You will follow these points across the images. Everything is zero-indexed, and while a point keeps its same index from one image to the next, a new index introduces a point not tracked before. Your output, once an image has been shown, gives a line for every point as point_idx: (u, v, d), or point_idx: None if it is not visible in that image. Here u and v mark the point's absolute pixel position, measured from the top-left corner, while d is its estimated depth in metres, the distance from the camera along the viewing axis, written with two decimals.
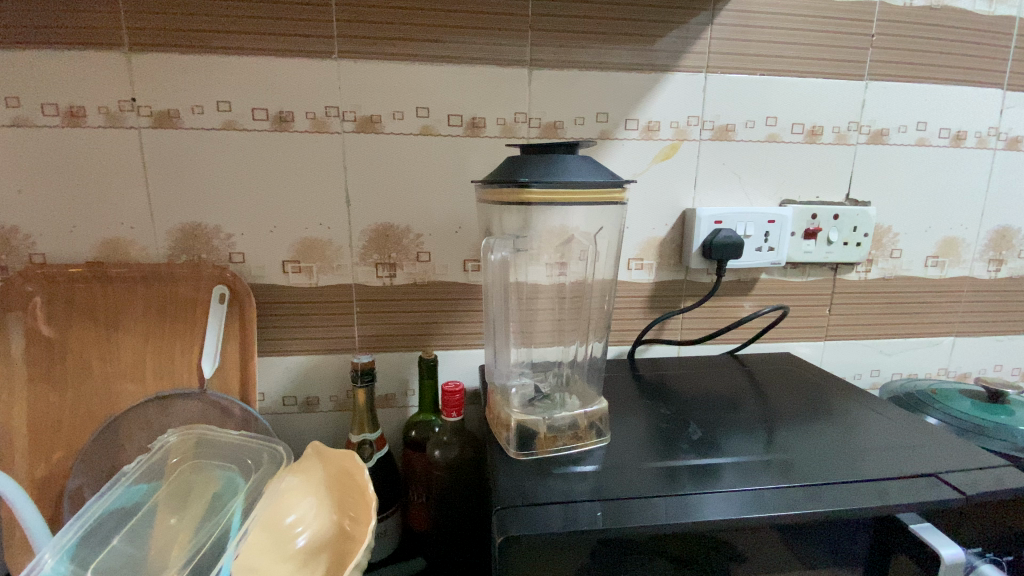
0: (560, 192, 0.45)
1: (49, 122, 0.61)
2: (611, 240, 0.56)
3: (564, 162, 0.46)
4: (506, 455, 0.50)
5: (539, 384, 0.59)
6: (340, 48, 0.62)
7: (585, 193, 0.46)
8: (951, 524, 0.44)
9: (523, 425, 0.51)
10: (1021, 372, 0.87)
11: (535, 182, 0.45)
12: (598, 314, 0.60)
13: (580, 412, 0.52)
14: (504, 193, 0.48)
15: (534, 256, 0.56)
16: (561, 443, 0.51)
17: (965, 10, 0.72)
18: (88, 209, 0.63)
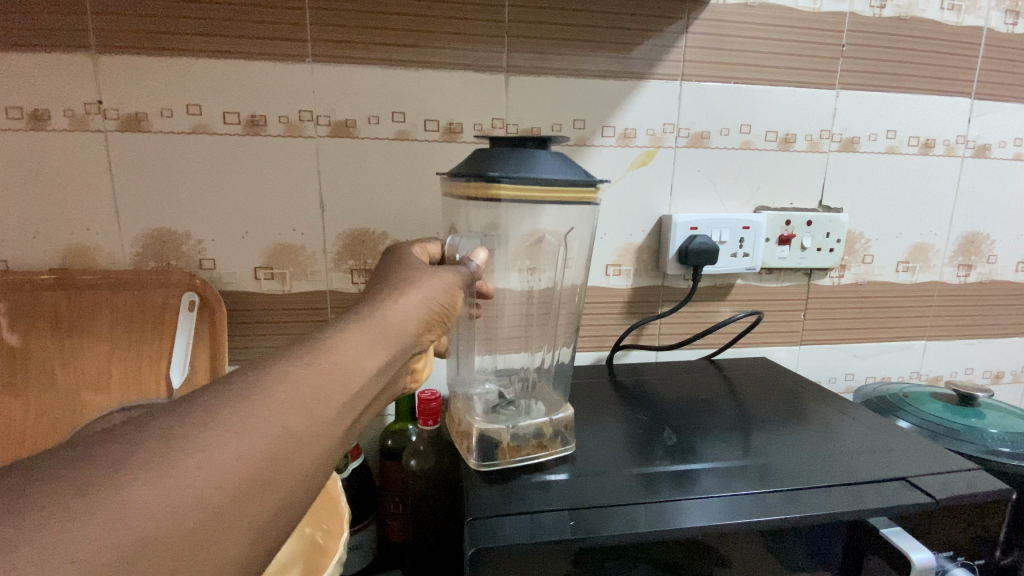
0: (528, 189, 0.45)
1: (12, 124, 0.59)
2: (582, 239, 0.55)
3: (535, 158, 0.46)
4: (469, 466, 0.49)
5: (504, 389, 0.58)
6: (314, 51, 0.62)
7: (551, 190, 0.45)
8: (923, 528, 0.44)
9: (485, 434, 0.49)
10: (991, 375, 0.89)
11: (504, 178, 0.44)
12: (566, 320, 0.60)
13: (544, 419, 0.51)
14: (473, 188, 0.47)
15: (506, 256, 0.55)
16: (524, 453, 0.50)
17: (933, 21, 0.74)
18: (51, 215, 0.61)
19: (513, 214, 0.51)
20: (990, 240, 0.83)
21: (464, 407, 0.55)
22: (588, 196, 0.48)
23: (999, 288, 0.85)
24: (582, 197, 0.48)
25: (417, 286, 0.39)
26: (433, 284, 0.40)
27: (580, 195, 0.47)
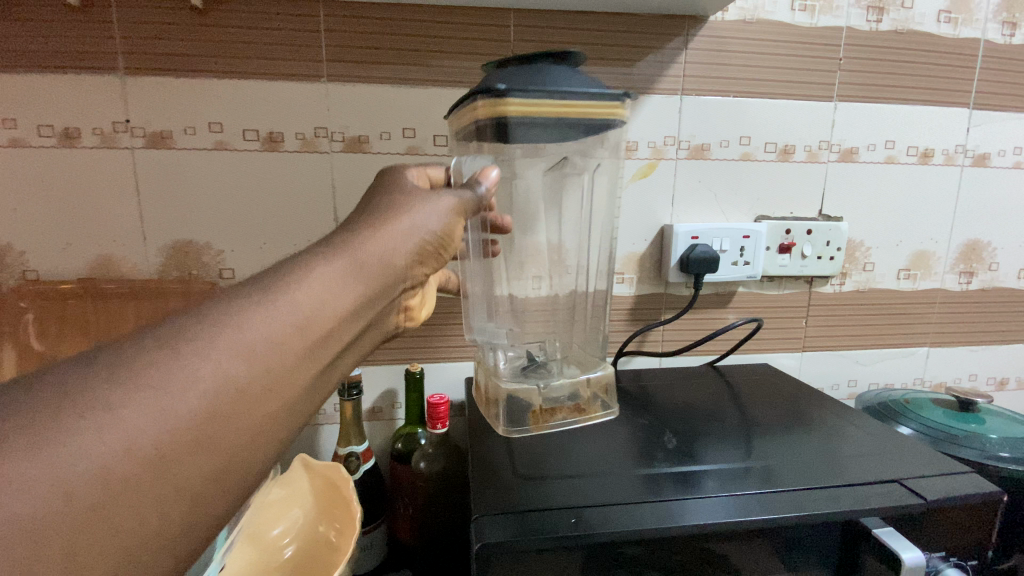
0: (535, 104, 0.42)
1: (45, 143, 0.63)
2: (609, 180, 0.55)
3: (550, 72, 0.42)
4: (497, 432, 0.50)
5: (534, 352, 0.57)
6: (329, 72, 0.65)
7: (563, 107, 0.42)
8: (913, 529, 0.45)
9: (514, 397, 0.50)
10: (995, 382, 0.89)
11: (511, 91, 0.41)
12: (592, 326, 0.60)
13: (576, 384, 0.51)
14: (479, 109, 0.43)
15: (523, 269, 0.60)
16: (556, 418, 0.50)
17: (929, 34, 0.75)
18: (80, 227, 0.65)
19: (529, 188, 0.55)
20: (992, 248, 0.84)
21: (489, 368, 0.54)
22: (604, 113, 0.43)
23: (1001, 295, 0.86)
24: (597, 115, 0.43)
25: (415, 215, 0.39)
26: (432, 210, 0.40)
27: (595, 113, 0.43)
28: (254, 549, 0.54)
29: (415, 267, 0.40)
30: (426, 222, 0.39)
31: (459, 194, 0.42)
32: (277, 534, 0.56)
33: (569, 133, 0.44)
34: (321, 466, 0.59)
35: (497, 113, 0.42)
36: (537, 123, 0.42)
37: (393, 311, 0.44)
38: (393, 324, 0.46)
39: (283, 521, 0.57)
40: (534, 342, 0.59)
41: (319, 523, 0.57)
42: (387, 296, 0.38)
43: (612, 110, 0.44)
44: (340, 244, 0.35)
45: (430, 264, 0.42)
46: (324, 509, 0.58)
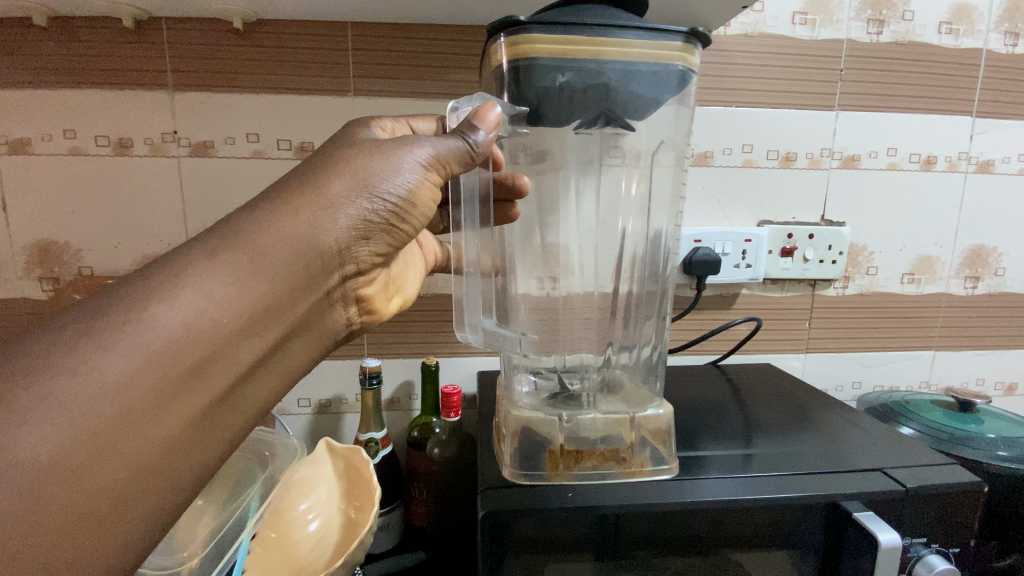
0: (565, 38, 0.41)
1: (101, 151, 0.69)
2: (667, 169, 0.51)
3: (579, 12, 0.42)
4: (506, 476, 0.49)
5: (568, 380, 0.55)
6: (356, 87, 0.70)
7: (595, 43, 0.41)
8: (892, 513, 0.48)
9: (535, 433, 0.50)
10: (1003, 386, 0.90)
11: (540, 25, 0.41)
12: (648, 326, 0.55)
13: (612, 430, 0.50)
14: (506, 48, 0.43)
15: (550, 262, 0.54)
16: (578, 468, 0.49)
17: (931, 45, 0.77)
18: (130, 228, 0.71)
19: (566, 181, 0.52)
20: (998, 253, 0.85)
21: (513, 398, 0.53)
22: (646, 54, 0.43)
23: (1008, 300, 0.87)
24: (636, 57, 0.43)
25: (376, 187, 0.40)
26: (392, 177, 0.40)
27: (632, 53, 0.42)
28: (282, 521, 0.57)
29: (362, 241, 0.41)
30: (386, 193, 0.40)
31: (443, 146, 0.42)
32: (303, 510, 0.59)
33: (603, 77, 0.43)
34: (342, 450, 0.66)
35: (522, 48, 0.42)
36: (564, 63, 0.42)
37: (338, 299, 0.43)
38: (344, 316, 0.44)
39: (309, 497, 0.60)
40: (570, 361, 0.56)
41: (341, 503, 0.61)
42: (331, 269, 0.40)
43: (656, 53, 0.43)
44: (293, 228, 0.36)
45: (382, 239, 0.42)
46: (345, 490, 0.63)
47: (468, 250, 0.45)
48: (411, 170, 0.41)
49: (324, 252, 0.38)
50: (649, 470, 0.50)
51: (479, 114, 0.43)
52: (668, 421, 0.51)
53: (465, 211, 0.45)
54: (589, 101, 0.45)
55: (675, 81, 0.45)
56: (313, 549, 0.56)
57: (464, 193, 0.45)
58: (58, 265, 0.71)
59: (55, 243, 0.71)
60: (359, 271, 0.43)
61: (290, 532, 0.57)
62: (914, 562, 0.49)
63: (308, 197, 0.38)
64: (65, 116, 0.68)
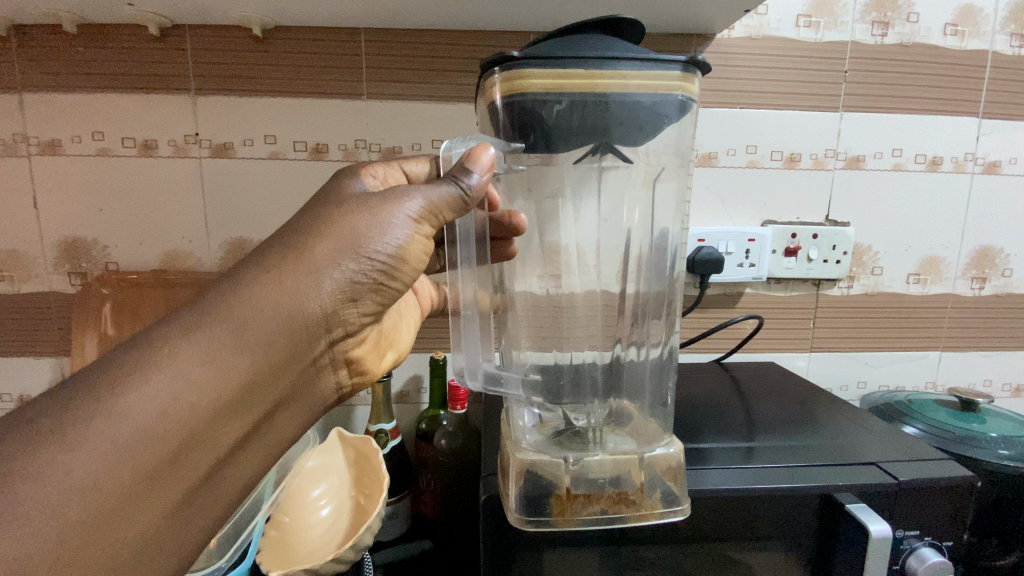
0: (561, 72, 0.41)
1: (127, 152, 0.73)
2: (675, 183, 0.50)
3: (573, 44, 0.42)
4: (512, 523, 0.46)
5: (571, 414, 0.53)
6: (369, 90, 0.73)
7: (593, 76, 0.41)
8: (884, 504, 0.50)
9: (541, 477, 0.46)
10: (1011, 387, 0.90)
11: (535, 59, 0.41)
12: (657, 329, 0.53)
13: (621, 470, 0.47)
14: (502, 82, 0.43)
15: (551, 265, 0.54)
16: (586, 513, 0.46)
17: (936, 46, 0.78)
18: (154, 225, 0.75)
19: (563, 194, 0.52)
20: (1005, 254, 0.85)
21: (516, 437, 0.50)
22: (645, 85, 0.42)
23: (1016, 301, 0.87)
24: (635, 88, 0.42)
25: (364, 248, 0.39)
26: (381, 237, 0.40)
27: (630, 84, 0.42)
28: (298, 506, 0.61)
29: (350, 302, 0.40)
30: (376, 252, 0.39)
31: (435, 194, 0.42)
32: (316, 496, 0.62)
33: (600, 109, 0.43)
34: (354, 440, 0.68)
35: (515, 84, 0.42)
36: (561, 97, 0.42)
37: (328, 364, 0.42)
38: (334, 381, 0.43)
39: (322, 484, 0.64)
40: (573, 391, 0.54)
41: (352, 490, 0.65)
42: (319, 335, 0.39)
43: (655, 83, 0.42)
44: (275, 295, 0.36)
45: (371, 299, 0.42)
46: (356, 478, 0.66)
47: (463, 287, 0.44)
48: (401, 228, 0.40)
49: (309, 319, 0.37)
50: (659, 512, 0.47)
51: (472, 157, 0.43)
52: (679, 458, 0.48)
53: (460, 252, 0.45)
54: (587, 131, 0.44)
55: (675, 109, 0.44)
56: (325, 532, 0.60)
57: (459, 235, 0.45)
58: (86, 260, 0.75)
59: (83, 239, 0.75)
60: (349, 334, 0.42)
61: (304, 515, 0.61)
62: (908, 555, 0.50)
63: (293, 264, 0.37)
64: (93, 119, 0.72)
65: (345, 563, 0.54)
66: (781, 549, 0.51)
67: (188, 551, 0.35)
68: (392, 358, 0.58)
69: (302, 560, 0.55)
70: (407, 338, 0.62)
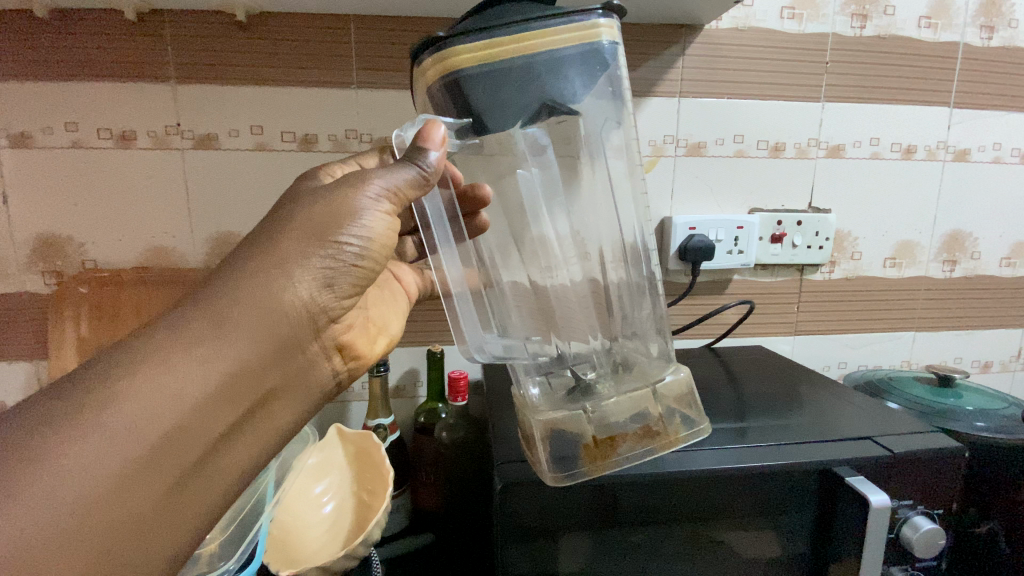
0: (483, 40, 0.38)
1: (104, 144, 0.69)
2: (628, 173, 0.51)
3: (494, 15, 0.40)
4: (550, 484, 0.47)
5: (578, 371, 0.52)
6: (358, 79, 0.71)
7: (518, 38, 0.38)
8: (880, 474, 0.52)
9: (565, 431, 0.47)
10: (978, 363, 0.95)
11: (455, 34, 0.38)
12: (649, 321, 0.54)
13: (639, 405, 0.47)
14: (428, 70, 0.40)
15: (545, 255, 0.55)
16: (616, 453, 0.46)
17: (911, 38, 0.81)
18: (132, 221, 0.72)
19: (532, 189, 0.53)
20: (974, 238, 0.90)
21: (530, 399, 0.49)
22: (570, 38, 0.39)
23: (983, 282, 0.92)
24: (562, 41, 0.39)
25: (332, 236, 0.38)
26: (349, 223, 0.38)
27: (556, 39, 0.39)
28: (300, 503, 0.61)
29: (327, 290, 0.38)
30: (347, 246, 0.38)
31: (395, 176, 0.40)
32: (318, 493, 0.62)
33: (533, 74, 0.40)
34: (354, 436, 0.66)
35: (444, 64, 0.39)
36: (493, 67, 0.39)
37: (319, 353, 0.40)
38: (330, 369, 0.42)
39: (323, 480, 0.63)
40: (577, 359, 0.53)
41: (353, 486, 0.64)
42: (303, 327, 0.37)
43: (579, 34, 0.40)
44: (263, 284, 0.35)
45: (348, 283, 0.40)
46: (357, 474, 0.65)
47: (449, 269, 0.43)
48: (369, 211, 0.39)
49: (285, 310, 0.36)
50: (681, 434, 0.49)
51: (423, 135, 0.40)
52: (687, 383, 0.49)
53: (437, 232, 0.43)
54: (528, 101, 0.41)
55: (607, 58, 0.42)
56: (328, 529, 0.59)
57: (431, 215, 0.43)
58: (61, 258, 0.71)
59: (57, 237, 0.71)
60: (335, 321, 0.41)
61: (305, 514, 0.60)
62: (902, 524, 0.53)
63: (259, 263, 0.36)
64: (65, 110, 0.68)
65: (356, 560, 0.53)
66: (766, 526, 0.53)
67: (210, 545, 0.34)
68: (384, 343, 0.55)
69: (312, 557, 0.55)
70: (396, 324, 0.60)
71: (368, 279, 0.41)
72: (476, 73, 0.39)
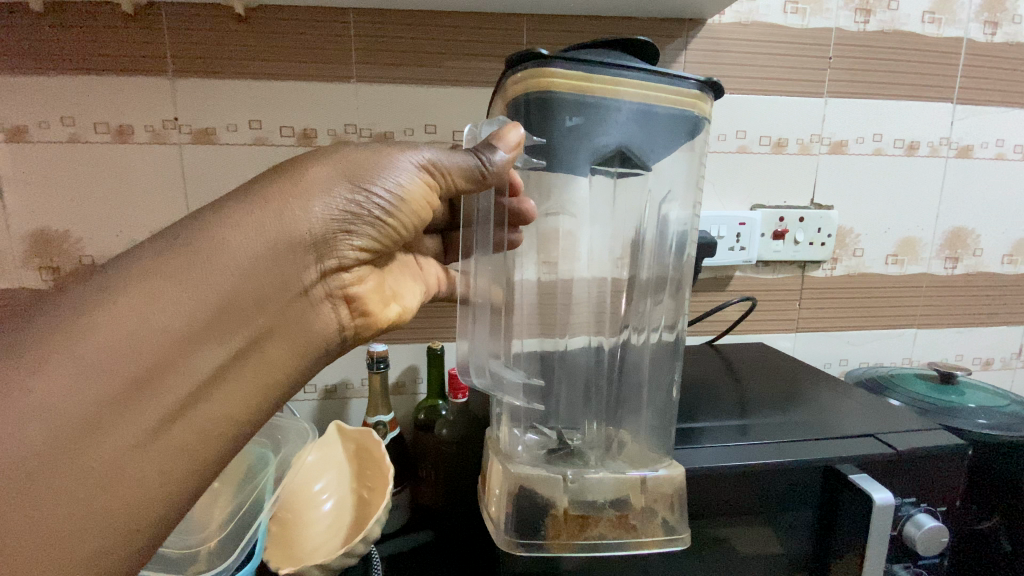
0: (585, 76, 0.39)
1: (101, 139, 0.69)
2: (682, 206, 0.50)
3: (602, 54, 0.41)
4: (502, 546, 0.45)
5: (566, 433, 0.51)
6: (358, 73, 0.71)
7: (619, 82, 0.40)
8: (884, 473, 0.52)
9: (538, 498, 0.45)
10: (979, 361, 0.95)
11: (562, 59, 0.39)
12: (664, 314, 0.52)
13: (622, 491, 0.46)
14: (517, 87, 0.41)
15: (564, 253, 0.50)
16: (585, 535, 0.45)
17: (914, 33, 0.80)
18: (130, 216, 0.71)
19: (568, 196, 0.48)
20: (975, 235, 0.89)
21: (506, 449, 0.49)
22: (664, 98, 0.41)
23: (985, 280, 0.92)
24: (656, 98, 0.41)
25: (366, 181, 0.38)
26: (385, 175, 0.39)
27: (651, 96, 0.41)
28: (298, 499, 0.59)
29: (346, 234, 0.38)
30: (375, 194, 0.38)
31: (449, 158, 0.41)
32: (318, 490, 0.61)
33: (620, 116, 0.41)
34: (354, 432, 0.67)
35: (540, 82, 0.39)
36: (585, 101, 0.40)
37: (322, 298, 0.39)
38: (335, 320, 0.40)
39: (323, 478, 0.62)
40: (570, 404, 0.52)
41: (353, 485, 0.64)
42: (309, 261, 0.37)
43: (674, 97, 0.42)
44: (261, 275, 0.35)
45: (368, 235, 0.40)
46: (357, 474, 0.65)
47: (478, 279, 0.43)
48: (404, 171, 0.40)
49: (298, 240, 0.36)
50: (660, 538, 0.45)
51: (499, 136, 0.41)
52: (679, 482, 0.47)
53: (477, 233, 0.43)
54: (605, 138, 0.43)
55: (689, 128, 0.44)
56: (328, 527, 0.59)
57: (478, 215, 0.43)
58: (58, 254, 0.71)
59: (54, 232, 0.70)
60: (346, 270, 0.40)
61: (304, 511, 0.59)
62: (904, 521, 0.53)
63: (284, 188, 0.36)
64: (62, 104, 0.68)
65: (356, 557, 0.53)
66: (766, 523, 0.52)
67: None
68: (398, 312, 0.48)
69: (311, 554, 0.55)
70: (410, 297, 0.52)
71: (385, 239, 0.41)
72: (567, 102, 0.40)
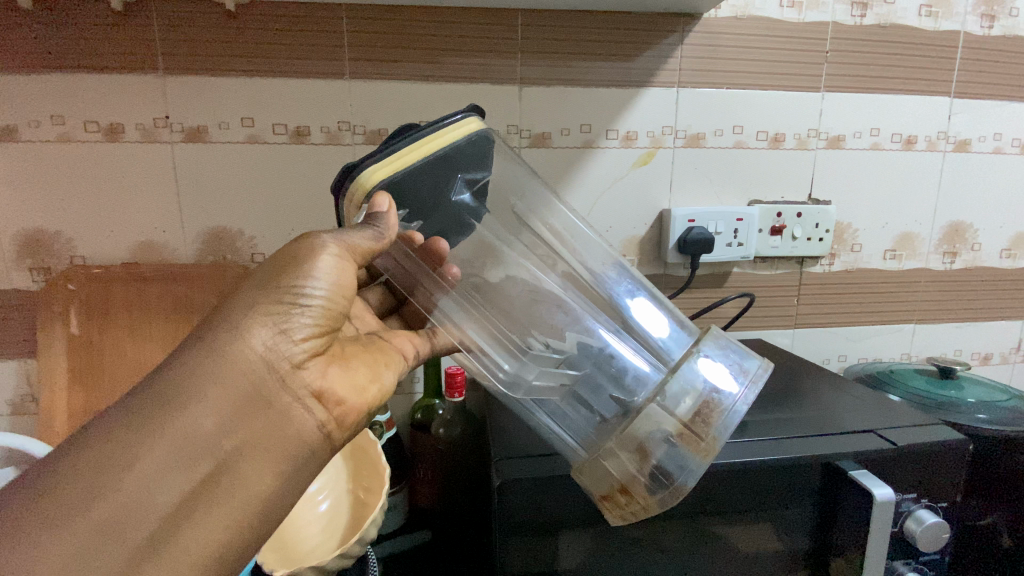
0: (394, 156, 0.37)
1: (91, 137, 0.68)
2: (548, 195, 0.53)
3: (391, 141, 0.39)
4: (674, 501, 0.39)
5: (615, 395, 0.46)
6: (351, 70, 0.70)
7: (420, 144, 0.38)
8: (885, 469, 0.52)
9: (648, 436, 0.39)
10: (978, 356, 0.95)
11: (361, 164, 0.37)
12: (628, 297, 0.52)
13: (687, 372, 0.40)
14: (350, 199, 0.39)
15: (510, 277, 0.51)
16: (708, 425, 0.38)
17: (911, 27, 0.80)
18: (121, 216, 0.70)
19: (483, 217, 0.48)
20: (974, 229, 0.89)
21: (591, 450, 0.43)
22: (461, 132, 0.39)
23: (983, 274, 0.91)
24: (456, 136, 0.39)
25: (290, 281, 0.36)
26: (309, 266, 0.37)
27: (451, 135, 0.39)
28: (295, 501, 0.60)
29: (284, 334, 0.36)
30: (303, 290, 0.37)
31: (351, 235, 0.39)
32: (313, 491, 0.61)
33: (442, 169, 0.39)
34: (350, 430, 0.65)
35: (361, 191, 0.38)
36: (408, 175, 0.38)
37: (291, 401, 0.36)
38: (313, 419, 0.37)
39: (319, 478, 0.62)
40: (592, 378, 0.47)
41: (350, 484, 0.63)
42: (260, 373, 0.35)
43: (464, 127, 0.40)
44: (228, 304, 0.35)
45: (309, 327, 0.37)
46: (353, 471, 0.63)
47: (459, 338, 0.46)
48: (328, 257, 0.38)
49: (237, 360, 0.34)
50: (751, 380, 0.41)
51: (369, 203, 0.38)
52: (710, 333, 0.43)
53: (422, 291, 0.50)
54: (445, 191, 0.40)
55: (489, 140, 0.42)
56: (324, 527, 0.59)
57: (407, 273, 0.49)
58: (49, 255, 0.70)
59: (46, 233, 0.70)
60: (303, 368, 0.37)
61: (301, 513, 0.59)
62: (906, 518, 0.52)
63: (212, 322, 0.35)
64: (51, 102, 0.67)
65: (352, 558, 0.52)
66: (765, 521, 0.52)
67: (212, 550, 0.33)
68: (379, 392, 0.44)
69: (306, 554, 0.55)
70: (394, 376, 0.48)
71: (334, 322, 0.39)
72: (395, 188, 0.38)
